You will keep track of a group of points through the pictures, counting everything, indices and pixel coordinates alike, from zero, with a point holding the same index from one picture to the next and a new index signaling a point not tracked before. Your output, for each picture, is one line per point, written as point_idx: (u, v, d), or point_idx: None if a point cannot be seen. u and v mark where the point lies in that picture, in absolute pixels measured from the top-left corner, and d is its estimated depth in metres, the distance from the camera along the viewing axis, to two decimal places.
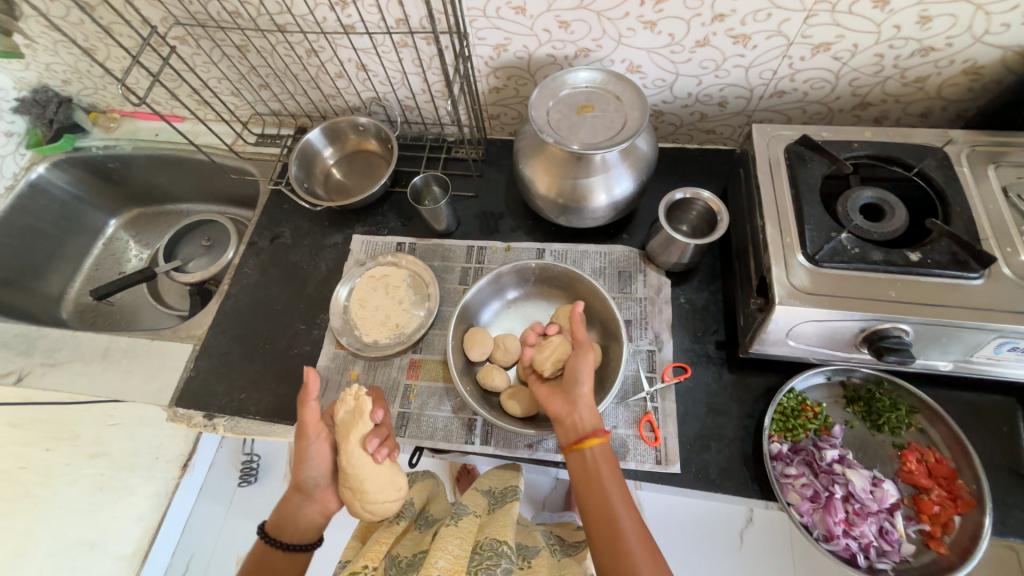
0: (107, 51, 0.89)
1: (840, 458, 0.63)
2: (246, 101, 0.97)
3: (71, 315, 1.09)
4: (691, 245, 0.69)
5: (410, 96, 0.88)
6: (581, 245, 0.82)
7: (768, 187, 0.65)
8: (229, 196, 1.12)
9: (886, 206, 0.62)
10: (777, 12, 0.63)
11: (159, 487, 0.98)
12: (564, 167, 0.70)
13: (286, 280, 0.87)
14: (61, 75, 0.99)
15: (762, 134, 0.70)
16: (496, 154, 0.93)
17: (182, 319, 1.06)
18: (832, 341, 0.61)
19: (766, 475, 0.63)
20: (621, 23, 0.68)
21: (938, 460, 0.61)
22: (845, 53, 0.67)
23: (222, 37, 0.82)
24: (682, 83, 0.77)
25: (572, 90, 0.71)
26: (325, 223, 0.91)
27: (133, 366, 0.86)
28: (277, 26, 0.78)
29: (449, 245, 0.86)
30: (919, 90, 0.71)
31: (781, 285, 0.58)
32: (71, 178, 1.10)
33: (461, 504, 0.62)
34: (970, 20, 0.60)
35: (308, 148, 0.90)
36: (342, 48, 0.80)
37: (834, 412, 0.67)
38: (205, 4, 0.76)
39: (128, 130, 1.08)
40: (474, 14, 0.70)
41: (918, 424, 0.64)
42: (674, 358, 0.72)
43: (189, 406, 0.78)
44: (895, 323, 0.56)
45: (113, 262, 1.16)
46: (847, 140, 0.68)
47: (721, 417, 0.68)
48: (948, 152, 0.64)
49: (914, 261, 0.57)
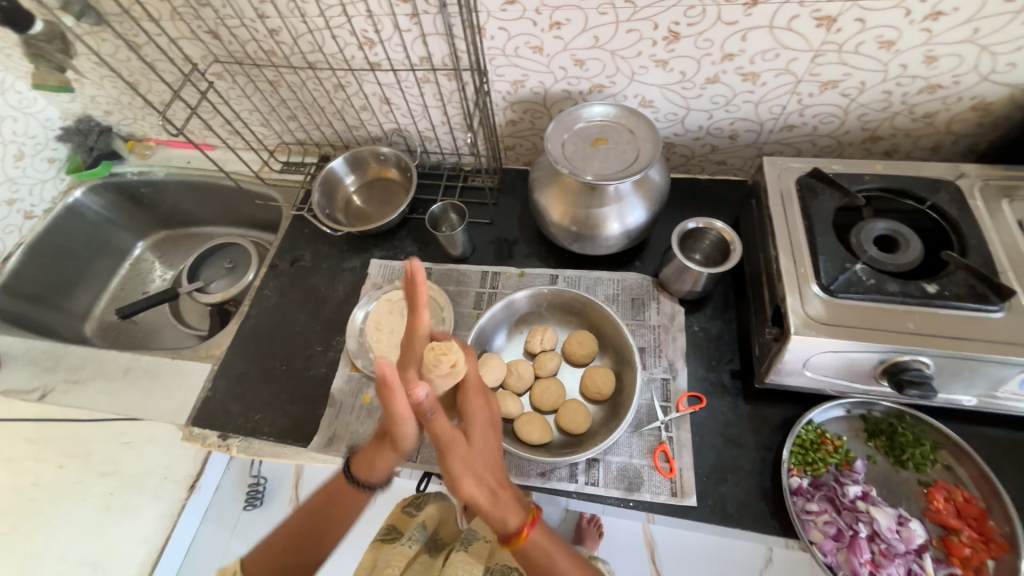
0: (149, 85, 0.95)
1: (863, 495, 0.61)
2: (274, 131, 1.02)
3: (94, 332, 1.13)
4: (704, 274, 0.70)
5: (430, 128, 0.92)
6: (594, 272, 0.83)
7: (780, 218, 0.66)
8: (252, 220, 1.16)
9: (900, 238, 0.62)
10: (785, 52, 0.66)
11: (165, 508, 0.92)
12: (579, 196, 0.72)
13: (304, 302, 0.89)
14: (105, 107, 1.06)
15: (773, 166, 0.71)
16: (512, 183, 0.96)
17: (200, 339, 1.08)
18: (851, 373, 0.60)
19: (787, 511, 0.61)
20: (634, 61, 0.71)
21: (967, 499, 0.59)
22: (854, 90, 0.69)
23: (256, 73, 0.87)
24: (693, 117, 0.79)
25: (586, 124, 0.74)
26: (344, 248, 0.94)
27: (151, 386, 0.88)
28: (309, 63, 0.83)
29: (464, 270, 0.88)
30: (928, 125, 0.72)
31: (796, 315, 0.58)
32: (105, 201, 1.16)
33: (473, 529, 0.64)
34: (976, 60, 0.62)
35: (331, 175, 0.94)
36: (368, 84, 0.85)
37: (855, 446, 0.65)
38: (243, 43, 0.82)
39: (161, 157, 1.13)
40: (493, 52, 0.74)
41: (943, 460, 0.62)
42: (688, 387, 0.72)
43: (205, 425, 0.79)
44: (915, 355, 0.55)
45: (137, 282, 1.20)
46: (858, 173, 0.69)
47: (738, 449, 0.67)
48: (960, 186, 0.65)
49: (931, 293, 0.57)
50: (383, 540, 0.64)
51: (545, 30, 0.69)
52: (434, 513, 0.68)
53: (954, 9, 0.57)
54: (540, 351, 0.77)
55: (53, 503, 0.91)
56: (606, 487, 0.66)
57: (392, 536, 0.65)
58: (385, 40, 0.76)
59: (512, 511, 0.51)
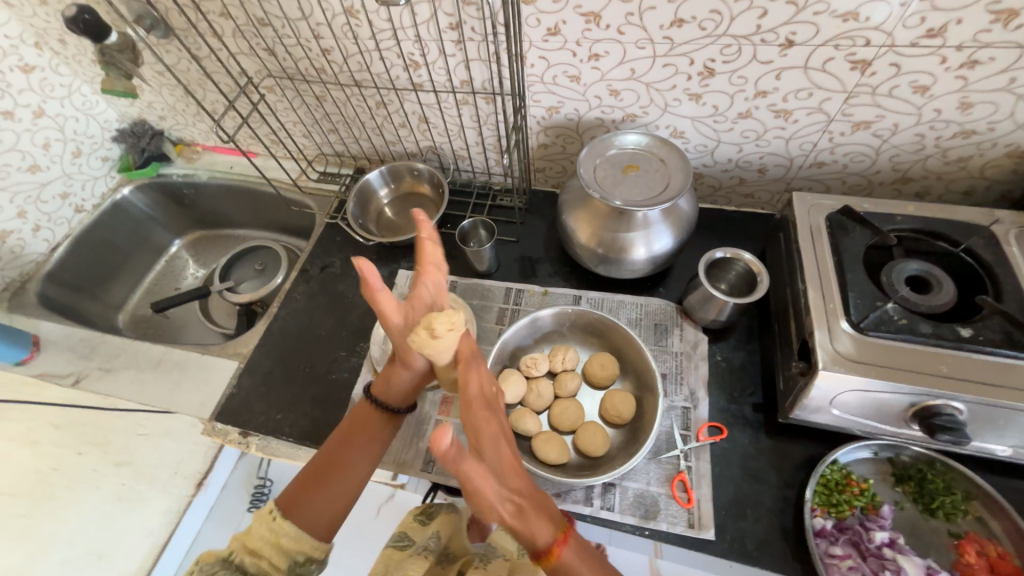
0: (204, 94, 1.01)
1: (890, 542, 0.59)
2: (314, 142, 1.06)
3: (126, 323, 1.17)
4: (730, 304, 0.70)
5: (464, 147, 0.96)
6: (618, 295, 0.84)
7: (809, 253, 0.66)
8: (286, 226, 1.20)
9: (933, 280, 0.62)
10: (818, 92, 0.67)
11: (173, 502, 0.98)
12: (607, 220, 0.73)
13: (331, 307, 0.91)
14: (160, 112, 1.12)
15: (802, 202, 0.72)
16: (539, 204, 0.98)
17: (226, 337, 1.11)
18: (879, 414, 0.59)
19: (810, 553, 0.59)
20: (668, 93, 0.74)
21: (1000, 555, 0.57)
22: (886, 132, 0.70)
23: (305, 87, 0.92)
24: (723, 150, 0.81)
25: (618, 151, 0.76)
26: (373, 257, 0.97)
27: (180, 379, 0.90)
28: (355, 81, 0.87)
29: (488, 286, 0.89)
30: (961, 169, 0.72)
31: (824, 350, 0.58)
32: (149, 200, 1.22)
33: (492, 546, 0.66)
34: (1011, 108, 0.63)
35: (367, 187, 0.97)
36: (409, 102, 0.89)
37: (882, 490, 0.63)
38: (296, 60, 0.87)
39: (207, 162, 1.19)
40: (532, 79, 0.78)
41: (976, 512, 0.60)
42: (709, 417, 0.71)
43: (227, 422, 0.81)
44: (947, 400, 0.54)
45: (171, 279, 1.25)
46: (890, 213, 0.69)
47: (759, 484, 0.65)
48: (995, 232, 0.65)
49: (965, 337, 0.56)
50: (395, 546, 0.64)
51: (583, 60, 0.72)
52: (448, 524, 0.67)
53: (991, 59, 0.58)
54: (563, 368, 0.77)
55: (70, 488, 0.90)
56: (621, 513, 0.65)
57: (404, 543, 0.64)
58: (430, 63, 0.80)
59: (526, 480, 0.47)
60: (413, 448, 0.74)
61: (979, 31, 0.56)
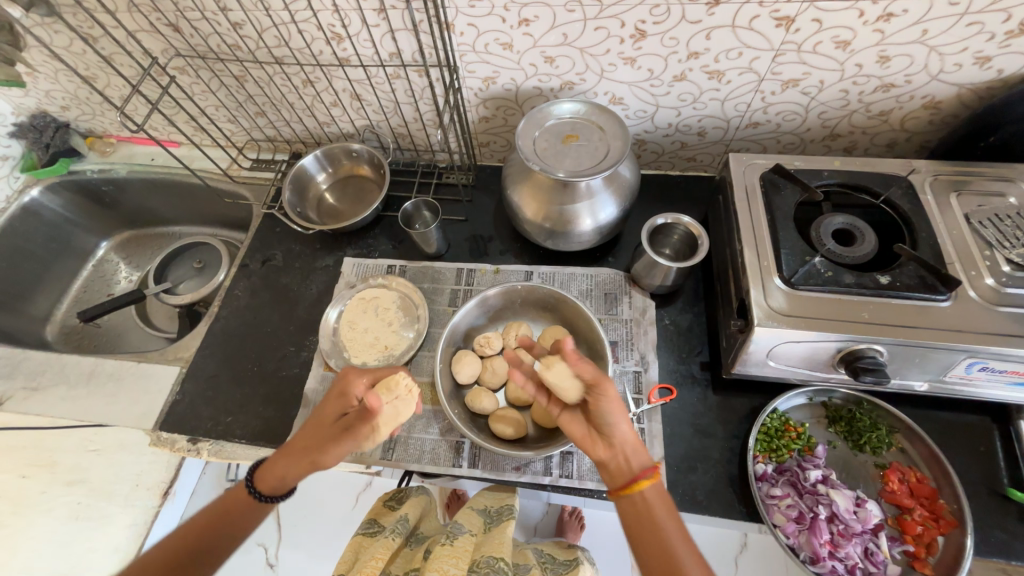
0: (107, 79, 0.92)
1: (823, 479, 0.64)
2: (242, 127, 0.99)
3: (55, 337, 1.09)
4: (674, 268, 0.72)
5: (403, 124, 0.91)
6: (568, 267, 0.84)
7: (745, 213, 0.68)
8: (223, 219, 1.13)
9: (856, 231, 0.65)
10: (747, 52, 0.68)
11: (138, 517, 0.95)
12: (550, 193, 0.72)
13: (276, 302, 0.87)
14: (61, 102, 1.01)
15: (738, 163, 0.73)
16: (486, 180, 0.96)
17: (169, 341, 1.06)
18: (811, 362, 0.62)
19: (752, 497, 0.63)
20: (603, 58, 0.72)
21: (919, 480, 0.62)
22: (813, 89, 0.72)
23: (221, 67, 0.85)
24: (662, 114, 0.80)
25: (557, 121, 0.74)
26: (317, 246, 0.93)
27: (116, 390, 0.85)
28: (275, 58, 0.81)
29: (439, 268, 0.87)
30: (884, 122, 0.75)
31: (759, 307, 0.60)
32: (63, 201, 1.11)
33: (457, 524, 0.64)
34: (925, 60, 0.65)
35: (302, 173, 0.92)
36: (337, 79, 0.83)
37: (817, 432, 0.68)
38: (206, 37, 0.79)
39: (124, 155, 1.09)
40: (463, 48, 0.74)
41: (898, 443, 0.65)
42: (659, 380, 0.73)
43: (173, 430, 0.77)
44: (870, 344, 0.57)
45: (101, 284, 1.16)
46: (818, 169, 0.71)
47: (708, 438, 0.68)
48: (913, 182, 0.68)
49: (884, 284, 0.59)
50: (364, 534, 0.64)
51: (514, 26, 0.69)
52: (416, 507, 0.67)
53: (904, 11, 0.60)
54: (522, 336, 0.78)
55: (18, 514, 0.92)
56: (580, 479, 0.67)
57: (373, 530, 0.65)
58: (353, 36, 0.75)
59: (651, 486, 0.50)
60: None
61: None
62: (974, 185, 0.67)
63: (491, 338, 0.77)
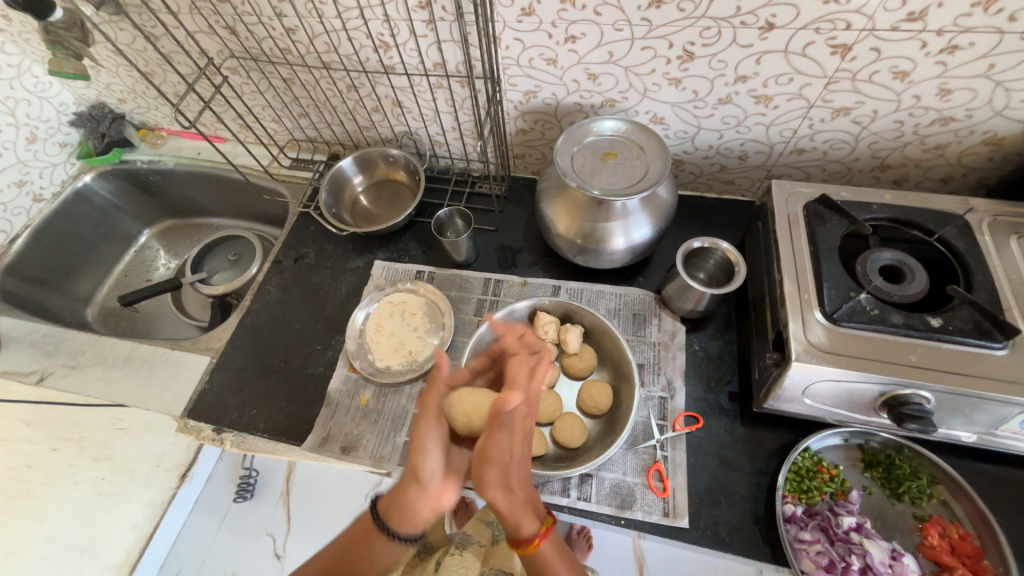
0: (163, 75, 0.96)
1: (857, 527, 0.60)
2: (285, 127, 1.02)
3: (95, 318, 1.13)
4: (707, 294, 0.70)
5: (440, 132, 0.92)
6: (597, 285, 0.83)
7: (786, 242, 0.66)
8: (260, 215, 1.16)
9: (906, 269, 0.62)
10: (798, 77, 0.66)
11: (155, 497, 0.98)
12: (585, 210, 0.72)
13: (305, 300, 0.89)
14: (119, 94, 1.06)
15: (781, 190, 0.71)
16: (519, 191, 0.96)
17: (201, 330, 1.08)
18: (850, 402, 0.60)
19: (779, 539, 0.60)
20: (647, 78, 0.71)
21: (962, 537, 0.58)
22: (865, 118, 0.69)
23: (271, 69, 0.88)
24: (703, 136, 0.79)
25: (596, 138, 0.74)
26: (349, 247, 0.94)
27: (150, 375, 0.88)
28: (323, 63, 0.83)
29: (467, 276, 0.87)
30: (938, 157, 0.72)
31: (798, 341, 0.58)
32: (113, 188, 1.16)
33: (466, 533, 0.65)
34: (990, 95, 0.62)
35: (340, 174, 0.94)
36: (381, 86, 0.85)
37: (852, 476, 0.65)
38: (259, 40, 0.82)
39: (172, 147, 1.14)
40: (507, 62, 0.75)
41: (940, 496, 0.62)
42: (685, 407, 0.71)
43: (200, 418, 0.79)
44: (916, 390, 0.55)
45: (141, 270, 1.21)
46: (866, 201, 0.69)
47: (733, 472, 0.66)
48: (968, 220, 0.65)
49: (935, 327, 0.56)
50: None
51: (560, 42, 0.69)
52: None
53: (971, 44, 0.57)
54: (552, 342, 0.76)
55: (45, 485, 0.91)
56: (598, 504, 0.65)
57: None
58: (400, 45, 0.76)
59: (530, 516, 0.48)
60: (390, 442, 0.74)
61: (960, 15, 0.55)
62: None
63: None
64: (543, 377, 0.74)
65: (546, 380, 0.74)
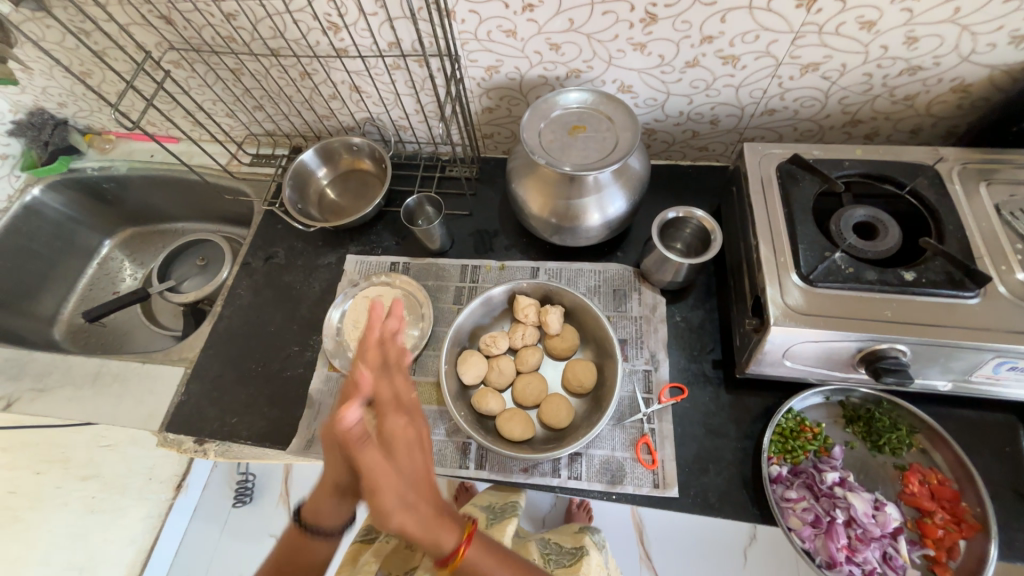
0: (102, 75, 0.90)
1: (841, 481, 0.62)
2: (240, 122, 0.97)
3: (63, 336, 1.09)
4: (685, 264, 0.69)
5: (404, 116, 0.89)
6: (575, 263, 0.82)
7: (760, 205, 0.65)
8: (226, 216, 1.12)
9: (878, 224, 0.62)
10: (765, 34, 0.64)
11: (151, 509, 0.96)
12: (555, 187, 0.70)
13: (279, 301, 0.86)
14: (58, 98, 0.99)
15: (754, 153, 0.70)
16: (490, 173, 0.93)
17: (176, 340, 1.05)
18: (830, 361, 0.60)
19: (766, 500, 0.61)
20: (611, 44, 0.69)
21: (940, 482, 0.60)
22: (834, 73, 0.68)
23: (216, 61, 0.83)
24: (673, 102, 0.77)
25: (563, 112, 0.72)
26: (319, 244, 0.91)
27: (124, 391, 0.85)
28: (271, 51, 0.78)
29: (443, 264, 0.85)
30: (908, 108, 0.71)
31: (776, 305, 0.57)
32: (66, 200, 1.11)
33: None
34: (956, 40, 0.61)
35: (302, 168, 0.90)
36: (336, 71, 0.81)
37: (834, 432, 0.66)
38: (199, 29, 0.77)
39: (123, 151, 1.08)
40: (465, 36, 0.71)
41: (919, 444, 0.63)
42: (670, 378, 0.71)
43: (179, 431, 0.77)
44: (892, 344, 0.55)
45: (107, 282, 1.16)
46: (838, 158, 0.68)
47: (720, 438, 0.67)
48: (939, 170, 0.65)
49: (909, 280, 0.57)
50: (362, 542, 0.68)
51: (518, 12, 0.66)
52: None
53: None
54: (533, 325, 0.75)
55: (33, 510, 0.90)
56: (589, 481, 0.65)
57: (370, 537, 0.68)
58: (350, 25, 0.72)
59: (446, 531, 0.47)
60: None
61: None
62: (1003, 173, 0.63)
63: (497, 336, 0.75)
64: (527, 359, 0.74)
65: (530, 363, 0.74)
